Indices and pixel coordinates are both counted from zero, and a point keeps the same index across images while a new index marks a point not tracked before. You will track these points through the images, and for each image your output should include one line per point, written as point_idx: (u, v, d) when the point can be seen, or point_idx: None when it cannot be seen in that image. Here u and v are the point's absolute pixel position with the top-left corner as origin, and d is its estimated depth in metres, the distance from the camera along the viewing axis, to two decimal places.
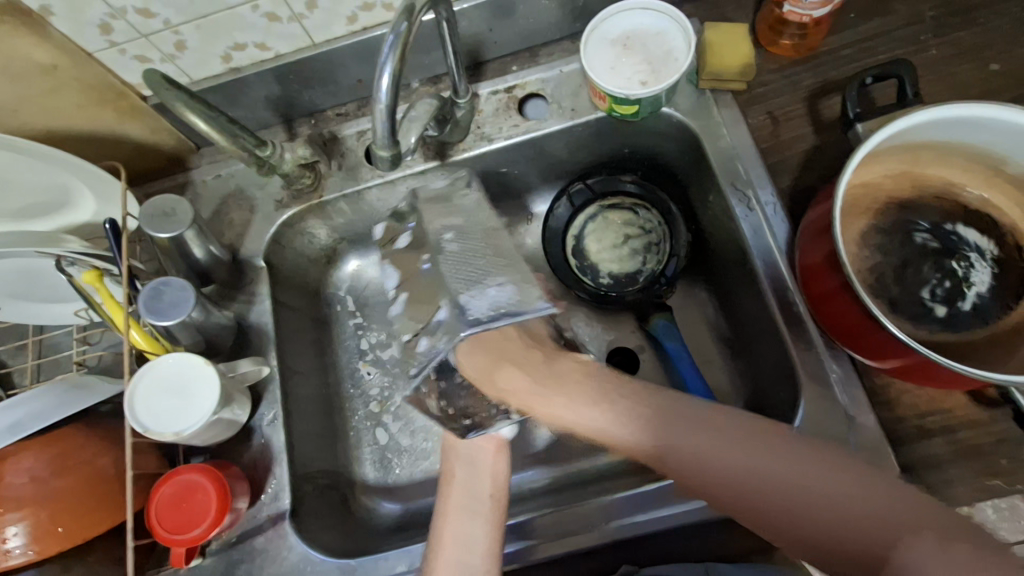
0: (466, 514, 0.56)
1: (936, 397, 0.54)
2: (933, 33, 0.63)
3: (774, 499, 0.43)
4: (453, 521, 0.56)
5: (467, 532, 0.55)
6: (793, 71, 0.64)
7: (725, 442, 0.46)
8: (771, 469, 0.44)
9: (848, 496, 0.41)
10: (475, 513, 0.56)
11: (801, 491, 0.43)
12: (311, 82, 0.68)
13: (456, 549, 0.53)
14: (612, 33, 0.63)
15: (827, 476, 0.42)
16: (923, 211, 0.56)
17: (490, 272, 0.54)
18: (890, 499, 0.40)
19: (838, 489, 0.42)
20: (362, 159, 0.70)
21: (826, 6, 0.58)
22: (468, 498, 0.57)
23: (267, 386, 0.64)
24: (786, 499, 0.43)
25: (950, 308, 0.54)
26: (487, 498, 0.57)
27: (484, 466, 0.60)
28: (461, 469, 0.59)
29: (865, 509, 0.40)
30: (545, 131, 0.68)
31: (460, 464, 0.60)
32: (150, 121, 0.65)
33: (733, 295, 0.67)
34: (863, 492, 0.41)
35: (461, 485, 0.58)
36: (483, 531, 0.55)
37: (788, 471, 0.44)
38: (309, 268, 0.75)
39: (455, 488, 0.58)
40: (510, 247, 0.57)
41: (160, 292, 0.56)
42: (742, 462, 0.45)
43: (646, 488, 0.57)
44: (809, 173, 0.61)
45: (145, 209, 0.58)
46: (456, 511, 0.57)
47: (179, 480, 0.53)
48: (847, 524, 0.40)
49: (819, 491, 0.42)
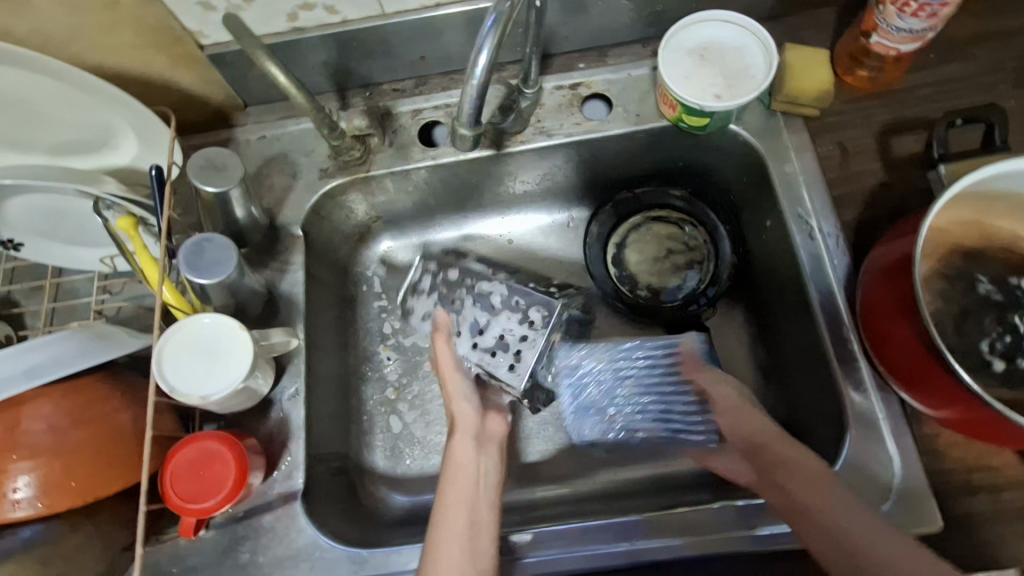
0: (475, 497, 0.53)
1: (984, 454, 0.52)
2: (1013, 84, 0.62)
3: (798, 481, 0.52)
4: (462, 500, 0.52)
5: (477, 515, 0.52)
6: (867, 104, 0.63)
7: (772, 432, 0.58)
8: (800, 472, 0.52)
9: (854, 528, 0.48)
10: (490, 502, 0.53)
11: (827, 493, 0.50)
12: (372, 52, 0.66)
13: (467, 530, 0.50)
14: (689, 43, 0.62)
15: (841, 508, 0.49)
16: (989, 263, 0.55)
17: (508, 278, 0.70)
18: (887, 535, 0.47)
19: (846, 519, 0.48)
20: (414, 139, 0.68)
21: (916, 42, 0.57)
22: (480, 483, 0.54)
23: (291, 359, 0.62)
24: (818, 503, 0.50)
25: (1009, 364, 0.53)
26: (494, 484, 0.55)
27: (494, 451, 0.58)
28: (469, 447, 0.57)
29: (869, 538, 0.47)
30: (605, 133, 0.67)
31: (463, 441, 0.58)
32: (203, 70, 0.63)
33: (778, 323, 0.66)
34: (877, 533, 0.48)
35: (472, 472, 0.55)
36: (491, 514, 0.52)
37: (808, 493, 0.51)
38: (341, 244, 0.73)
39: (462, 470, 0.55)
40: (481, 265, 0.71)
41: (202, 248, 0.54)
42: (778, 444, 0.56)
43: (710, 509, 0.55)
44: (874, 210, 0.60)
45: (192, 160, 0.56)
46: (462, 500, 0.52)
47: (198, 446, 0.51)
48: (844, 536, 0.48)
49: (843, 520, 0.48)
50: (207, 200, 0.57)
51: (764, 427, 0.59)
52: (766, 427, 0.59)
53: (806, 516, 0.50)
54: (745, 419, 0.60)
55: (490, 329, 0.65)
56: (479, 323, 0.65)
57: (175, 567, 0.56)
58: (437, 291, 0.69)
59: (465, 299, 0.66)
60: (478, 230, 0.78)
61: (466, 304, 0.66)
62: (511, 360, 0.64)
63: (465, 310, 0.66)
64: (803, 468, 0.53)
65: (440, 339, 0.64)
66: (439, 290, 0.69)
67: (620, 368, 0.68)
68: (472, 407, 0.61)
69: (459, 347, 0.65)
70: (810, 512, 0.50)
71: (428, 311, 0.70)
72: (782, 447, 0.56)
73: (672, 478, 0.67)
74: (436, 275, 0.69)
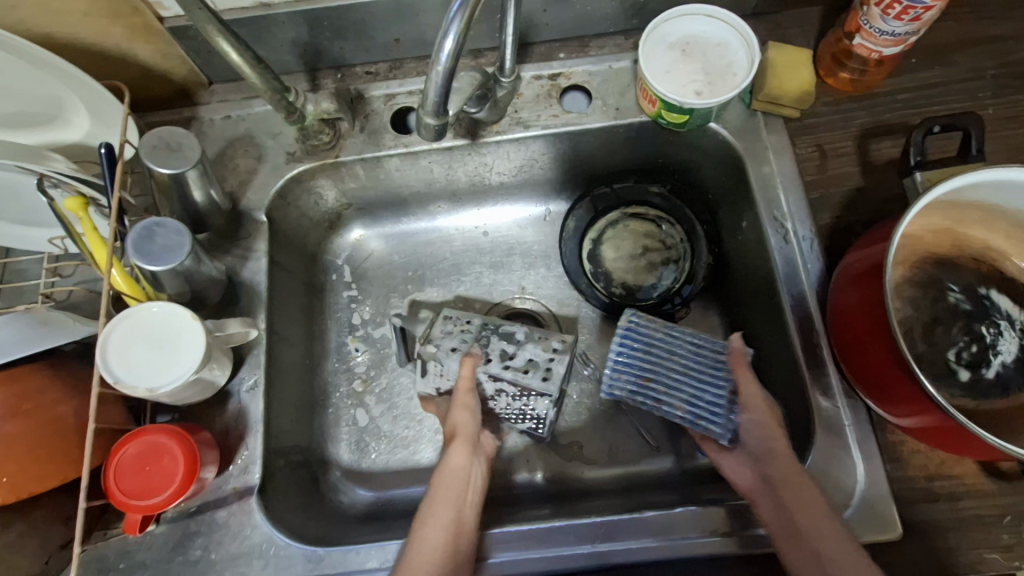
0: (459, 503, 0.52)
1: (946, 462, 0.52)
2: (991, 93, 0.62)
3: (790, 495, 0.50)
4: (446, 509, 0.51)
5: (461, 522, 0.51)
6: (847, 107, 0.62)
7: (775, 440, 0.54)
8: (789, 486, 0.50)
9: (843, 559, 0.45)
10: (472, 507, 0.53)
11: (809, 507, 0.49)
12: (344, 33, 0.63)
13: (447, 538, 0.50)
14: (672, 37, 0.60)
15: (835, 538, 0.47)
16: (959, 272, 0.55)
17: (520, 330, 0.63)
18: (861, 560, 0.45)
19: (838, 550, 0.46)
20: (386, 124, 0.65)
21: (899, 45, 0.57)
22: (466, 491, 0.54)
23: (250, 350, 0.59)
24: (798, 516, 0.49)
25: (974, 373, 0.53)
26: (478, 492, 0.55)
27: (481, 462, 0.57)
28: (465, 453, 0.55)
29: (832, 552, 0.46)
30: (584, 126, 0.65)
31: (463, 447, 0.56)
32: (163, 44, 0.59)
33: (751, 325, 0.66)
34: (843, 549, 0.46)
35: (461, 480, 0.54)
36: (472, 519, 0.52)
37: (806, 513, 0.48)
38: (309, 231, 0.71)
39: (445, 481, 0.53)
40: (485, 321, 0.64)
41: (154, 233, 0.51)
42: (779, 454, 0.53)
43: (675, 512, 0.55)
44: (849, 214, 0.60)
45: (146, 139, 0.53)
46: (445, 509, 0.51)
47: (145, 441, 0.49)
48: (807, 548, 0.47)
49: (815, 534, 0.47)
50: (162, 182, 0.54)
51: (768, 432, 0.54)
52: (772, 432, 0.54)
53: (787, 527, 0.49)
54: (756, 422, 0.55)
55: (517, 356, 0.61)
56: (508, 351, 0.61)
57: (123, 563, 0.54)
58: (463, 331, 0.63)
59: (491, 336, 0.62)
60: (453, 221, 0.76)
61: (499, 341, 0.62)
62: (543, 374, 0.60)
63: (493, 344, 0.62)
64: (805, 491, 0.50)
65: (469, 364, 0.60)
66: (465, 332, 0.63)
67: (677, 349, 0.60)
68: (474, 418, 0.58)
69: (488, 370, 0.60)
70: (804, 535, 0.48)
71: (455, 345, 0.62)
72: (782, 456, 0.52)
73: (640, 478, 0.66)
74: (460, 321, 0.64)
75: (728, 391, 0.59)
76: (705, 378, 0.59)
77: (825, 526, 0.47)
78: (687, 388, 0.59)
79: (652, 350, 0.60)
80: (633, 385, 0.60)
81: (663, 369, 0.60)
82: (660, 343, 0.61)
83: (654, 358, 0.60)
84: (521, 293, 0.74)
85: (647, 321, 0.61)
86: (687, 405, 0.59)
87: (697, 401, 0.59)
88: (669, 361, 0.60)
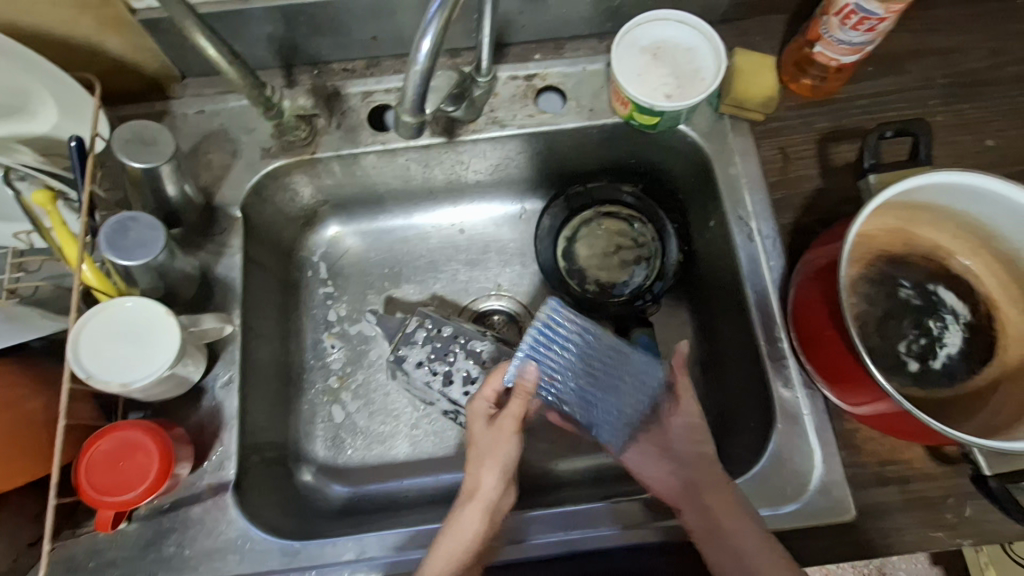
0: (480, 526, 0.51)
1: (897, 448, 0.56)
2: (940, 100, 0.65)
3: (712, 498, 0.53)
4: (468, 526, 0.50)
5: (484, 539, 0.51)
6: (808, 111, 0.65)
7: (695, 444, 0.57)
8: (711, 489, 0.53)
9: (755, 552, 0.49)
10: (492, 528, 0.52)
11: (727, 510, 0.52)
12: (321, 30, 0.63)
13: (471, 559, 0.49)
14: (643, 41, 0.62)
15: (750, 534, 0.50)
16: (910, 269, 0.59)
17: (491, 342, 0.65)
18: (772, 551, 0.49)
19: (751, 544, 0.50)
20: (363, 122, 0.66)
21: (856, 54, 0.60)
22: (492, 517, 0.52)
23: (225, 346, 0.59)
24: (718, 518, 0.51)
25: (923, 364, 0.56)
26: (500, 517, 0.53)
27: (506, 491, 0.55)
28: (495, 474, 0.53)
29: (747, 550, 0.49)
30: (559, 127, 0.66)
31: (491, 467, 0.53)
32: (135, 37, 0.59)
33: (717, 320, 0.68)
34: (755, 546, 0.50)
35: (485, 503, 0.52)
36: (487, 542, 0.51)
37: (726, 514, 0.51)
38: (284, 227, 0.70)
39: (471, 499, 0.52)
40: (463, 327, 0.66)
41: (127, 227, 0.51)
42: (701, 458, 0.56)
43: (645, 501, 0.56)
44: (810, 214, 0.62)
45: (119, 133, 0.52)
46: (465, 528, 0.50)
47: (117, 436, 0.48)
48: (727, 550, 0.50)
49: (734, 535, 0.50)
50: (135, 176, 0.54)
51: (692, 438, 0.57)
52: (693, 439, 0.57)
53: (706, 528, 0.51)
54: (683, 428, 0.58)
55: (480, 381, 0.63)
56: (471, 375, 0.63)
57: (93, 562, 0.53)
58: (433, 344, 0.65)
59: (458, 353, 0.64)
60: (430, 219, 0.77)
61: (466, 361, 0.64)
62: None
63: (458, 363, 0.64)
64: (727, 495, 0.53)
65: (521, 398, 0.54)
66: (434, 345, 0.65)
67: (595, 351, 0.58)
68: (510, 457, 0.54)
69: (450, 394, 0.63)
70: (721, 531, 0.51)
71: (422, 359, 0.64)
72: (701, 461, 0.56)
73: (612, 469, 0.68)
74: (432, 331, 0.65)
75: (636, 402, 0.58)
76: (614, 390, 0.58)
77: (741, 523, 0.51)
78: (593, 398, 0.58)
79: (570, 352, 0.57)
80: (541, 380, 0.56)
81: (573, 371, 0.57)
82: (581, 349, 0.57)
83: (569, 359, 0.57)
84: (497, 291, 0.75)
85: (573, 316, 0.58)
86: (585, 412, 0.57)
87: (597, 409, 0.58)
88: (584, 364, 0.57)
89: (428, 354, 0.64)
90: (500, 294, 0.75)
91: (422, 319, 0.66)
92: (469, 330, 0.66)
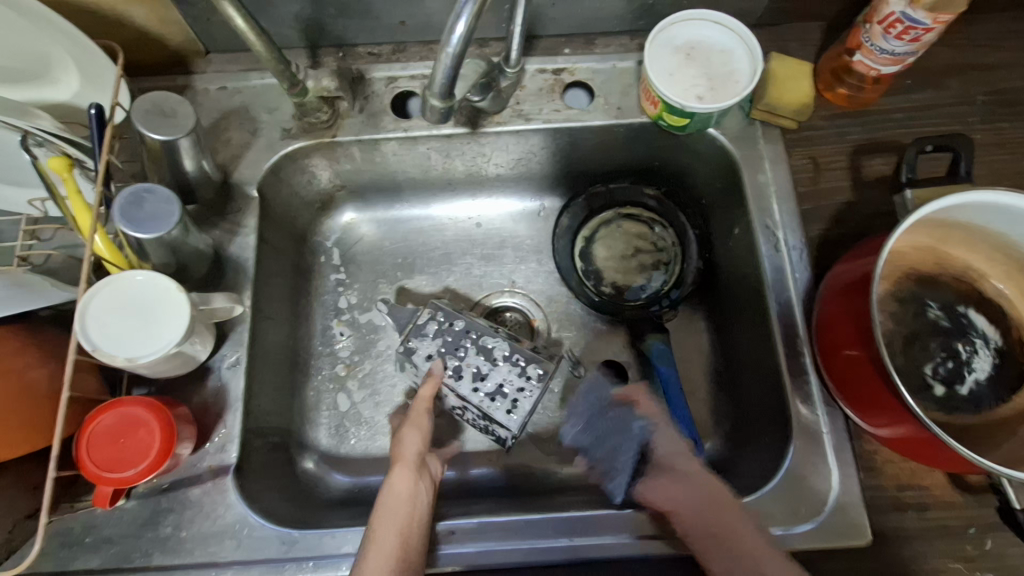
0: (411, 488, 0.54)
1: (917, 473, 0.54)
2: (980, 118, 0.63)
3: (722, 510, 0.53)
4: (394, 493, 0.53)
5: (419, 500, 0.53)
6: (843, 122, 0.63)
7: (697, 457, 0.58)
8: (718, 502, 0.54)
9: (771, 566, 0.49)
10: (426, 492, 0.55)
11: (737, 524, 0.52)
12: (349, 11, 0.62)
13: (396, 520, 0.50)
14: (677, 40, 0.61)
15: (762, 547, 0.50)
16: (940, 289, 0.57)
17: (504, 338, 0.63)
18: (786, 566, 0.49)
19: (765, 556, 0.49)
20: (386, 107, 0.65)
21: (897, 64, 0.58)
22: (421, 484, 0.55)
23: (234, 327, 0.58)
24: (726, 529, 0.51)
25: (948, 388, 0.55)
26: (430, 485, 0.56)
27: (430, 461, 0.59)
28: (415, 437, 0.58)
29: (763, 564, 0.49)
30: (585, 123, 0.65)
31: (411, 433, 0.58)
32: (160, 8, 0.58)
33: (735, 331, 0.67)
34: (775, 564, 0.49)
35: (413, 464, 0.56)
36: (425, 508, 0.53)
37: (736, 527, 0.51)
38: (300, 211, 0.70)
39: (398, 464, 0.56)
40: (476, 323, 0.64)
41: (142, 199, 0.50)
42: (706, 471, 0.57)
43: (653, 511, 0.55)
44: (839, 226, 0.61)
45: (139, 103, 0.51)
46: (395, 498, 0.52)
47: (120, 413, 0.47)
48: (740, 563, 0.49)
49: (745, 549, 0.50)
50: (153, 148, 0.53)
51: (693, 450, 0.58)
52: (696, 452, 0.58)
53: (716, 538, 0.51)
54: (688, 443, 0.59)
55: (489, 378, 0.62)
56: (481, 371, 0.62)
57: (89, 537, 0.52)
58: (444, 337, 0.63)
59: (469, 349, 0.62)
60: (447, 211, 0.76)
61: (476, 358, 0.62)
62: (508, 407, 0.61)
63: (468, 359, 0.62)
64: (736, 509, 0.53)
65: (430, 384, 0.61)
66: (445, 339, 0.63)
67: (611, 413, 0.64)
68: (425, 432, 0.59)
69: (458, 389, 0.61)
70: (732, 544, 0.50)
71: (432, 352, 0.63)
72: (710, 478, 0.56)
73: None
74: (443, 324, 0.64)
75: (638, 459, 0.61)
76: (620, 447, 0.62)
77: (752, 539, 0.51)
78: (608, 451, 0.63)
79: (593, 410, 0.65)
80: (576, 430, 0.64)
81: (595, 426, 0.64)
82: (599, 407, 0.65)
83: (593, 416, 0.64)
84: (511, 287, 0.73)
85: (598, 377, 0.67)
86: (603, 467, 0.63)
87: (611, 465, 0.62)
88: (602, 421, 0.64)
89: (438, 347, 0.63)
90: (514, 291, 0.73)
91: (434, 311, 0.64)
92: (482, 326, 0.64)
